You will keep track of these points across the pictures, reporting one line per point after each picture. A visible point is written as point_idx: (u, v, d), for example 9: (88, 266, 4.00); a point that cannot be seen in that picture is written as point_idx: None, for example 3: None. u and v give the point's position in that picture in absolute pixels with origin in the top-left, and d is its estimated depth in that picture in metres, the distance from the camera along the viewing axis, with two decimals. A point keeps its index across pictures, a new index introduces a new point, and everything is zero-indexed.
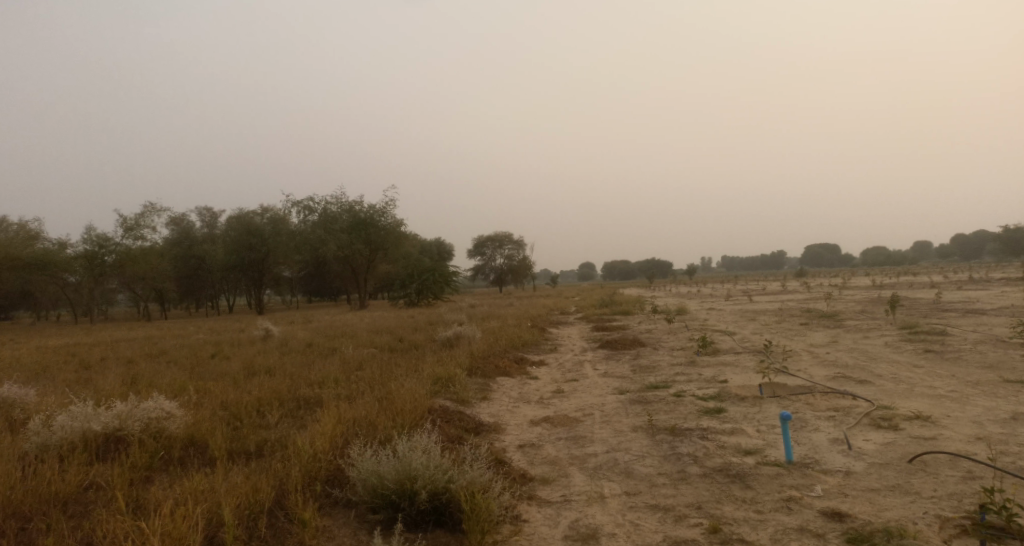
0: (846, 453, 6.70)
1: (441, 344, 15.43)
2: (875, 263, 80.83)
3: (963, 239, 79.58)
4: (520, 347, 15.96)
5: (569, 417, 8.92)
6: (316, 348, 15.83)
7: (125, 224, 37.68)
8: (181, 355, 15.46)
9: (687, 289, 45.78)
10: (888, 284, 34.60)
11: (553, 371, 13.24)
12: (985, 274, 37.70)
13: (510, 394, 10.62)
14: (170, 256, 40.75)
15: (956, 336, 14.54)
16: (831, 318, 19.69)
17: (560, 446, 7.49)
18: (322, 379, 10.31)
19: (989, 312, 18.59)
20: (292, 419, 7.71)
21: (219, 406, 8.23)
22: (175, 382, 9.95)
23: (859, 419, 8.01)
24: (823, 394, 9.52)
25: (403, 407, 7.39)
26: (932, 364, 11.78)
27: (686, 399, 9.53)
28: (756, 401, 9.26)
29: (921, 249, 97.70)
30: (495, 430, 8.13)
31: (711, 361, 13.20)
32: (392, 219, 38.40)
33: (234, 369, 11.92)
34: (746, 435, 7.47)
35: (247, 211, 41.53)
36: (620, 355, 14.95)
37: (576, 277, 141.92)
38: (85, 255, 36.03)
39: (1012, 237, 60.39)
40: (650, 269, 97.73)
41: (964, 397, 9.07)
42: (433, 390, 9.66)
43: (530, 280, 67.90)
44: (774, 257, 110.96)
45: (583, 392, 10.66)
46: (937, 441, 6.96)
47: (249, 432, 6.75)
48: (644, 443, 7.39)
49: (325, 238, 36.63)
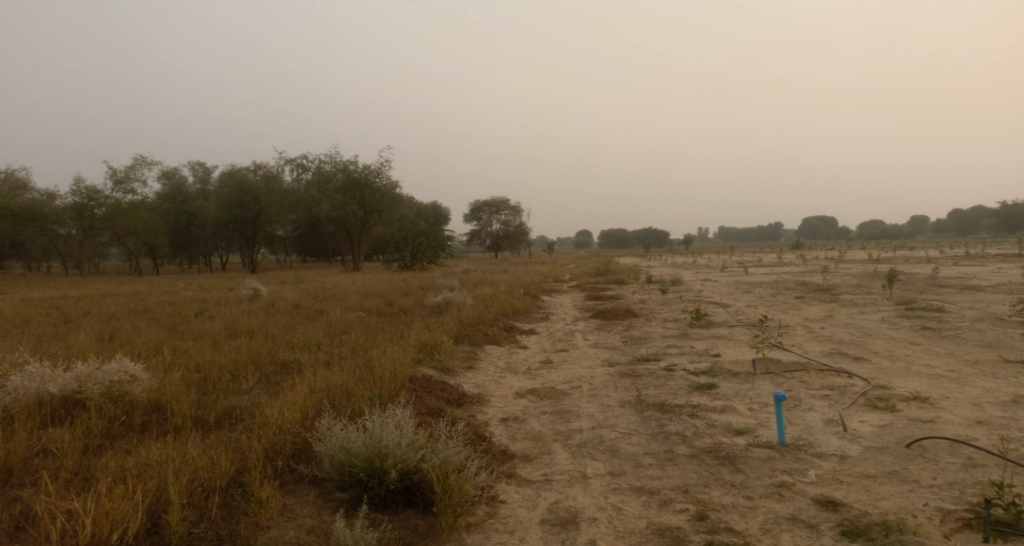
0: (841, 436, 6.43)
1: (431, 310, 15.11)
2: (872, 237, 80.58)
3: (960, 215, 79.33)
4: (511, 315, 15.64)
5: (556, 390, 8.64)
6: (302, 310, 15.47)
7: (115, 176, 36.90)
8: (165, 313, 15.11)
9: (683, 259, 45.55)
10: (884, 258, 34.35)
11: (543, 341, 12.94)
12: (982, 250, 37.48)
13: (496, 363, 10.32)
14: (162, 211, 40.06)
15: (954, 313, 14.27)
16: (827, 292, 19.40)
17: (544, 421, 7.20)
18: (304, 342, 10.00)
19: (986, 289, 18.36)
20: (267, 386, 7.39)
21: (191, 369, 7.91)
22: (150, 341, 9.58)
23: (854, 399, 7.73)
24: (817, 372, 9.24)
25: (383, 377, 7.07)
26: (930, 341, 11.52)
27: (677, 374, 9.24)
28: (750, 377, 8.97)
29: (918, 224, 97.35)
30: (478, 402, 7.86)
31: (704, 334, 12.91)
32: (387, 180, 37.75)
33: (215, 329, 11.58)
34: (737, 414, 7.20)
35: (240, 167, 40.78)
36: (612, 325, 14.68)
37: (572, 244, 141.57)
38: (74, 207, 35.35)
39: (1009, 213, 60.14)
40: (646, 238, 97.39)
41: (963, 377, 8.81)
42: (417, 358, 9.34)
43: (525, 247, 67.62)
44: (771, 228, 110.58)
45: (572, 363, 10.38)
46: (936, 425, 6.70)
47: (219, 398, 6.44)
48: (631, 419, 7.11)
49: (319, 198, 36.07)
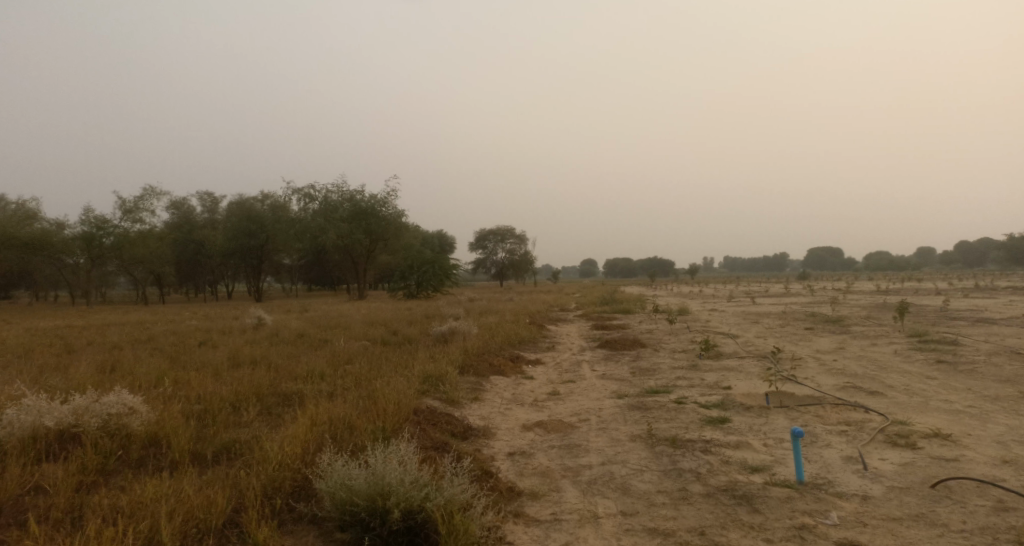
0: (862, 475, 6.17)
1: (436, 339, 14.92)
2: (878, 269, 80.30)
3: (966, 247, 79.07)
4: (517, 345, 15.42)
5: (564, 422, 8.41)
6: (306, 339, 15.27)
7: (123, 206, 37.11)
8: (168, 342, 14.93)
9: (689, 289, 45.40)
10: (892, 289, 34.13)
11: (550, 372, 12.70)
12: (989, 282, 37.22)
13: (502, 394, 10.09)
14: (169, 240, 40.16)
15: (968, 346, 14.00)
16: (836, 323, 19.14)
17: (553, 455, 6.96)
18: (307, 372, 9.80)
19: (999, 322, 18.07)
20: (268, 418, 7.20)
21: (191, 400, 7.72)
22: (150, 372, 9.40)
23: (873, 436, 7.48)
24: (832, 406, 8.98)
25: (386, 410, 6.88)
26: (945, 375, 11.25)
27: (688, 407, 9.00)
28: (763, 411, 8.72)
29: (924, 255, 97.06)
30: (485, 435, 7.64)
31: (714, 366, 12.66)
32: (393, 209, 37.84)
33: (217, 359, 11.40)
34: (752, 450, 6.95)
35: (248, 196, 40.97)
36: (620, 356, 14.43)
37: (577, 273, 141.39)
38: (82, 236, 35.45)
39: (1015, 245, 59.97)
40: (651, 268, 97.29)
41: (983, 413, 8.54)
42: (421, 389, 9.13)
43: (531, 275, 67.41)
44: (777, 258, 110.38)
45: (580, 395, 10.15)
46: (960, 463, 6.45)
47: (218, 431, 6.25)
48: (643, 455, 6.86)
49: (325, 227, 36.12)
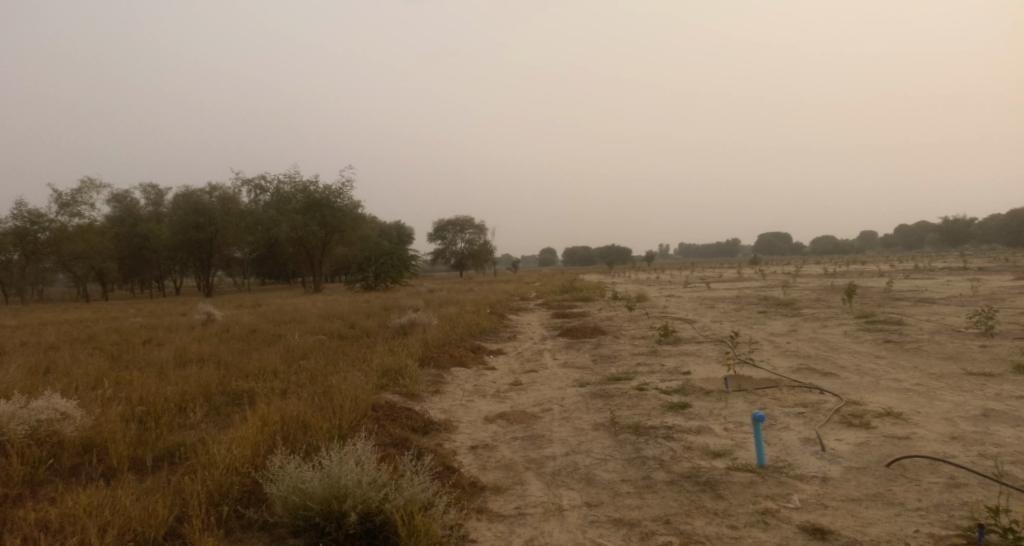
0: (820, 456, 6.26)
1: (394, 332, 14.71)
2: (825, 252, 82.83)
3: (907, 230, 82.12)
4: (477, 335, 15.30)
5: (526, 413, 8.35)
6: (260, 335, 14.88)
7: (60, 199, 35.58)
8: (112, 341, 14.37)
9: (646, 275, 45.90)
10: (838, 272, 35.12)
11: (511, 362, 12.61)
12: (930, 263, 38.64)
13: (463, 386, 9.96)
14: (112, 235, 38.67)
15: (913, 326, 14.45)
16: (789, 306, 19.55)
17: (516, 447, 6.89)
18: (260, 369, 9.52)
19: (940, 301, 18.73)
20: (217, 419, 6.98)
21: (134, 403, 7.42)
22: (90, 374, 8.97)
23: (829, 416, 7.61)
24: (789, 388, 9.12)
25: (343, 408, 6.73)
26: (894, 355, 11.55)
27: (649, 393, 9.03)
28: (722, 395, 8.79)
29: (869, 238, 100.27)
30: (446, 429, 7.53)
31: (673, 351, 12.76)
32: (348, 199, 37.19)
33: (165, 358, 10.97)
34: (713, 435, 6.99)
35: (195, 188, 39.69)
36: (580, 344, 14.44)
37: (535, 262, 141.75)
38: (17, 232, 33.85)
39: (951, 228, 62.63)
40: (609, 256, 98.18)
41: (931, 390, 8.78)
42: (380, 384, 8.94)
43: (490, 265, 67.31)
44: (729, 244, 112.65)
45: (541, 384, 10.09)
46: (912, 441, 6.60)
47: (161, 434, 6.04)
48: (606, 444, 6.84)
49: (278, 219, 35.31)
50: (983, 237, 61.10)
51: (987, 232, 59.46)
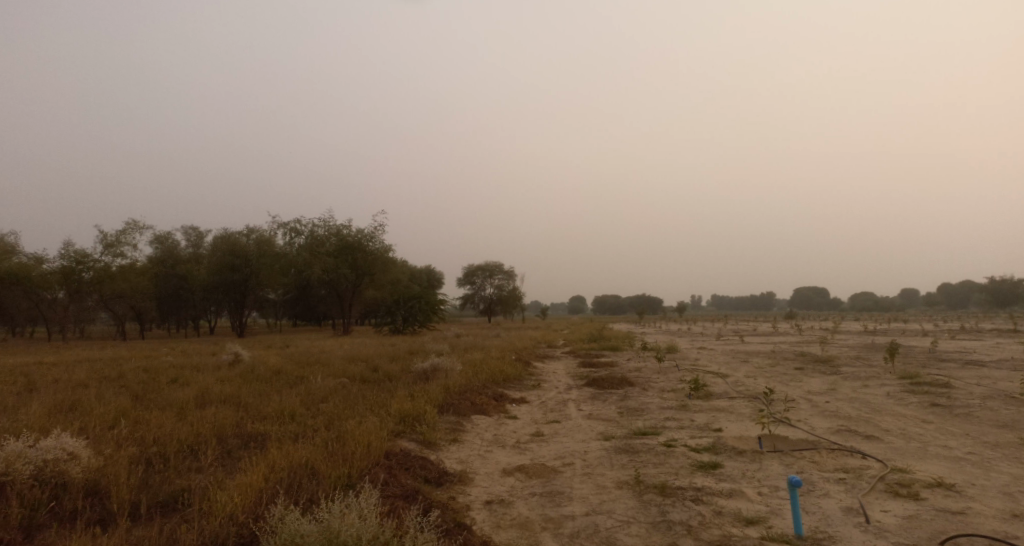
0: (864, 528, 5.75)
1: (417, 377, 14.42)
2: (863, 309, 80.75)
3: (950, 289, 79.75)
4: (501, 383, 14.93)
5: (547, 467, 7.94)
6: (282, 376, 14.73)
7: (105, 240, 36.29)
8: (138, 379, 14.36)
9: (678, 327, 45.06)
10: (879, 330, 33.97)
11: (534, 411, 12.19)
12: (976, 324, 37.19)
13: (483, 436, 9.59)
14: (151, 275, 39.24)
15: (961, 389, 13.67)
16: (827, 364, 18.77)
17: (533, 504, 6.49)
18: (276, 411, 9.29)
19: (989, 364, 17.80)
20: (227, 462, 6.74)
21: (146, 442, 7.23)
22: (108, 412, 8.83)
23: (873, 484, 7.06)
24: (828, 451, 8.55)
25: (355, 455, 6.45)
26: (942, 419, 10.85)
27: (677, 450, 8.55)
28: (756, 456, 8.28)
29: (909, 296, 97.59)
30: (461, 481, 7.17)
31: (703, 406, 12.22)
32: (380, 243, 37.47)
33: (185, 397, 10.82)
34: (746, 499, 6.50)
35: (233, 231, 40.32)
36: (607, 395, 13.96)
37: (565, 310, 141.05)
38: (62, 271, 34.52)
39: (998, 288, 60.54)
40: (640, 305, 97.12)
41: (984, 461, 8.15)
42: (396, 430, 8.63)
43: (519, 312, 66.92)
44: (763, 298, 110.64)
45: (564, 436, 9.67)
46: (967, 517, 6.05)
47: (167, 477, 5.82)
48: (630, 504, 6.40)
49: (311, 261, 35.64)
50: None
51: None
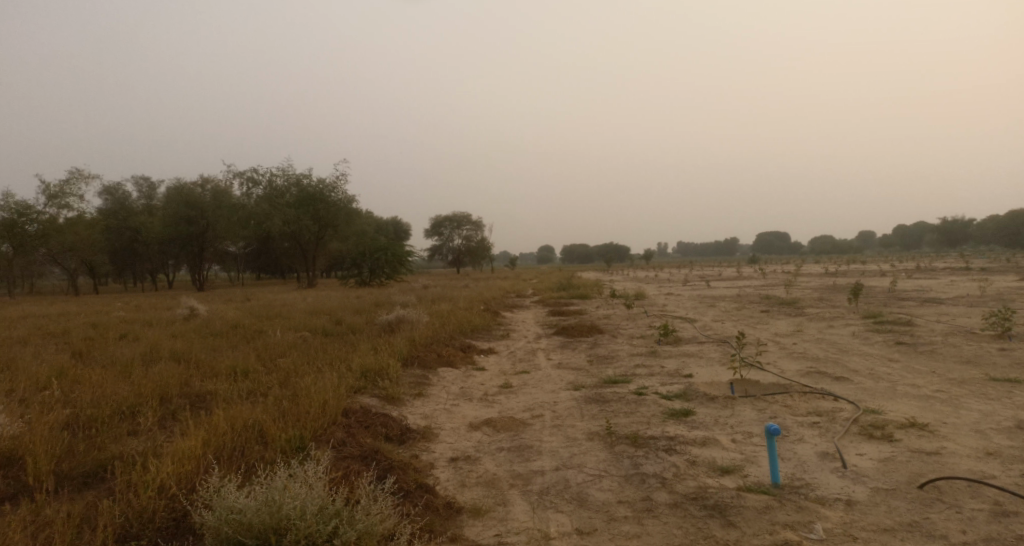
0: (842, 474, 5.56)
1: (381, 329, 14.02)
2: (824, 252, 82.35)
3: (905, 230, 81.66)
4: (468, 333, 14.58)
5: (515, 419, 7.64)
6: (240, 331, 14.19)
7: (49, 191, 34.44)
8: (85, 336, 13.66)
9: (644, 273, 45.18)
10: (840, 271, 34.47)
11: (502, 362, 11.89)
12: (930, 263, 37.94)
13: (449, 389, 9.25)
14: (102, 228, 37.50)
15: (924, 327, 13.73)
16: (792, 305, 18.88)
17: (500, 460, 6.18)
18: (229, 368, 8.80)
19: (947, 301, 18.06)
20: (168, 425, 6.28)
21: (79, 405, 6.69)
22: (44, 373, 8.23)
23: (847, 427, 6.89)
24: (800, 395, 8.40)
25: (308, 415, 6.04)
26: (908, 358, 10.84)
27: (648, 398, 8.31)
28: (728, 401, 8.09)
29: (867, 238, 99.69)
30: (426, 437, 6.84)
31: (673, 352, 12.03)
32: (342, 193, 36.39)
33: (133, 355, 10.24)
34: (720, 448, 6.28)
35: (187, 181, 38.65)
36: (576, 343, 13.72)
37: (535, 260, 141.39)
38: (3, 224, 32.70)
39: (950, 227, 62.09)
40: (608, 253, 97.54)
41: (954, 398, 8.06)
42: (357, 386, 8.23)
43: (487, 262, 66.54)
44: (728, 243, 111.95)
45: (533, 387, 9.37)
46: (943, 457, 5.93)
47: (97, 444, 5.36)
48: (601, 457, 6.12)
49: (270, 212, 34.44)
50: (981, 237, 60.48)
51: (985, 233, 58.86)
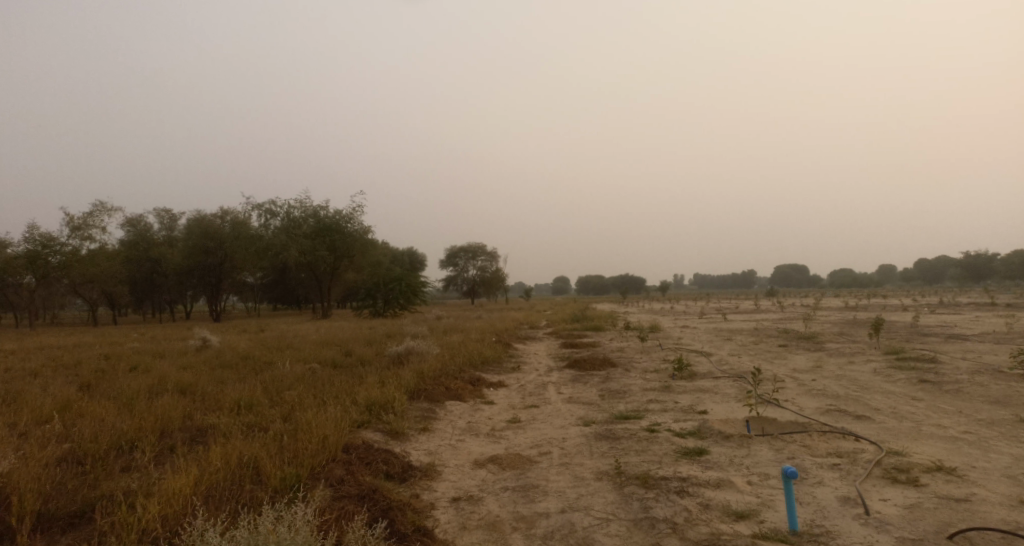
0: (864, 521, 5.25)
1: (391, 361, 13.83)
2: (842, 285, 81.36)
3: (926, 264, 80.54)
4: (479, 366, 14.34)
5: (522, 456, 7.39)
6: (249, 362, 14.06)
7: (72, 223, 34.85)
8: (95, 367, 13.57)
9: (660, 305, 44.77)
10: (860, 305, 33.91)
11: (512, 395, 11.63)
12: (953, 297, 37.15)
13: (456, 423, 9.01)
14: (122, 259, 37.80)
15: (948, 364, 13.30)
16: (810, 340, 18.49)
17: (505, 501, 5.93)
18: (232, 401, 8.64)
19: (972, 338, 17.56)
20: (164, 461, 6.10)
21: (76, 439, 6.54)
22: (45, 405, 8.09)
23: (870, 470, 6.56)
24: (819, 434, 8.07)
25: (306, 451, 5.85)
26: (932, 396, 10.45)
27: (660, 436, 8.02)
28: (744, 440, 7.79)
29: (886, 272, 98.43)
30: (428, 474, 6.61)
31: (688, 387, 11.72)
32: (358, 225, 36.59)
33: (138, 386, 10.11)
34: (735, 490, 5.99)
35: (206, 213, 39.00)
36: (589, 377, 13.44)
37: (550, 291, 141.10)
38: (26, 255, 33.02)
39: (972, 261, 61.06)
40: (623, 285, 97.11)
41: (982, 440, 7.70)
42: (361, 420, 8.03)
43: (503, 293, 66.36)
44: (745, 275, 111.03)
45: (542, 423, 9.11)
46: (972, 504, 5.60)
47: (88, 481, 5.19)
48: (610, 499, 5.86)
49: (287, 243, 34.59)
50: (1004, 272, 59.44)
51: (1009, 268, 57.80)
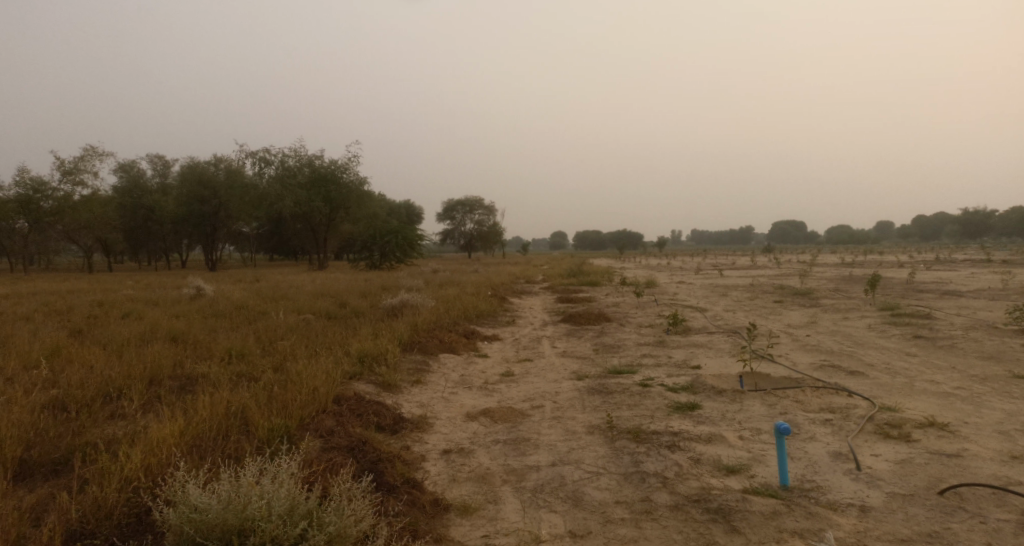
0: (855, 477, 5.23)
1: (385, 313, 13.77)
2: (839, 242, 81.33)
3: (923, 221, 80.36)
4: (474, 319, 14.30)
5: (514, 410, 7.35)
6: (242, 312, 13.99)
7: (63, 167, 34.34)
8: (88, 314, 13.50)
9: (658, 260, 44.65)
10: (857, 262, 33.84)
11: (506, 349, 11.60)
12: (950, 254, 37.07)
13: (449, 376, 8.97)
14: (116, 205, 37.41)
15: (943, 320, 13.27)
16: (806, 295, 18.47)
17: (495, 453, 5.90)
18: (224, 350, 8.57)
19: (967, 294, 17.53)
20: (152, 409, 6.05)
21: (64, 385, 6.48)
22: (33, 351, 8.01)
23: (862, 426, 6.54)
24: (812, 389, 8.04)
25: (295, 403, 5.78)
26: (925, 352, 10.44)
27: (653, 390, 7.99)
28: (737, 395, 7.76)
29: (884, 228, 98.37)
30: (419, 427, 6.57)
31: (682, 342, 11.71)
32: (354, 175, 36.14)
33: (129, 334, 10.03)
34: (727, 445, 5.96)
35: (200, 161, 38.44)
36: (583, 331, 13.42)
37: (547, 246, 140.94)
38: (18, 200, 32.63)
39: (970, 218, 60.86)
40: (621, 240, 96.98)
41: (975, 397, 7.68)
42: (352, 372, 7.98)
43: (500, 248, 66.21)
44: (742, 232, 110.86)
45: (535, 376, 9.08)
46: (963, 460, 5.58)
47: (72, 429, 5.14)
48: (600, 452, 5.83)
49: (282, 193, 34.18)
50: (1001, 229, 59.37)
51: (1006, 224, 57.68)
